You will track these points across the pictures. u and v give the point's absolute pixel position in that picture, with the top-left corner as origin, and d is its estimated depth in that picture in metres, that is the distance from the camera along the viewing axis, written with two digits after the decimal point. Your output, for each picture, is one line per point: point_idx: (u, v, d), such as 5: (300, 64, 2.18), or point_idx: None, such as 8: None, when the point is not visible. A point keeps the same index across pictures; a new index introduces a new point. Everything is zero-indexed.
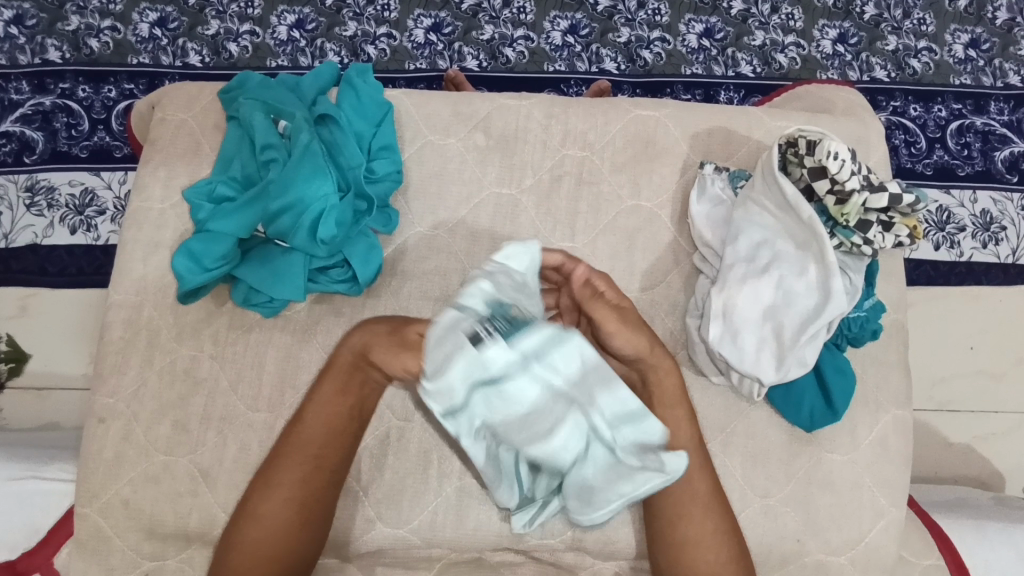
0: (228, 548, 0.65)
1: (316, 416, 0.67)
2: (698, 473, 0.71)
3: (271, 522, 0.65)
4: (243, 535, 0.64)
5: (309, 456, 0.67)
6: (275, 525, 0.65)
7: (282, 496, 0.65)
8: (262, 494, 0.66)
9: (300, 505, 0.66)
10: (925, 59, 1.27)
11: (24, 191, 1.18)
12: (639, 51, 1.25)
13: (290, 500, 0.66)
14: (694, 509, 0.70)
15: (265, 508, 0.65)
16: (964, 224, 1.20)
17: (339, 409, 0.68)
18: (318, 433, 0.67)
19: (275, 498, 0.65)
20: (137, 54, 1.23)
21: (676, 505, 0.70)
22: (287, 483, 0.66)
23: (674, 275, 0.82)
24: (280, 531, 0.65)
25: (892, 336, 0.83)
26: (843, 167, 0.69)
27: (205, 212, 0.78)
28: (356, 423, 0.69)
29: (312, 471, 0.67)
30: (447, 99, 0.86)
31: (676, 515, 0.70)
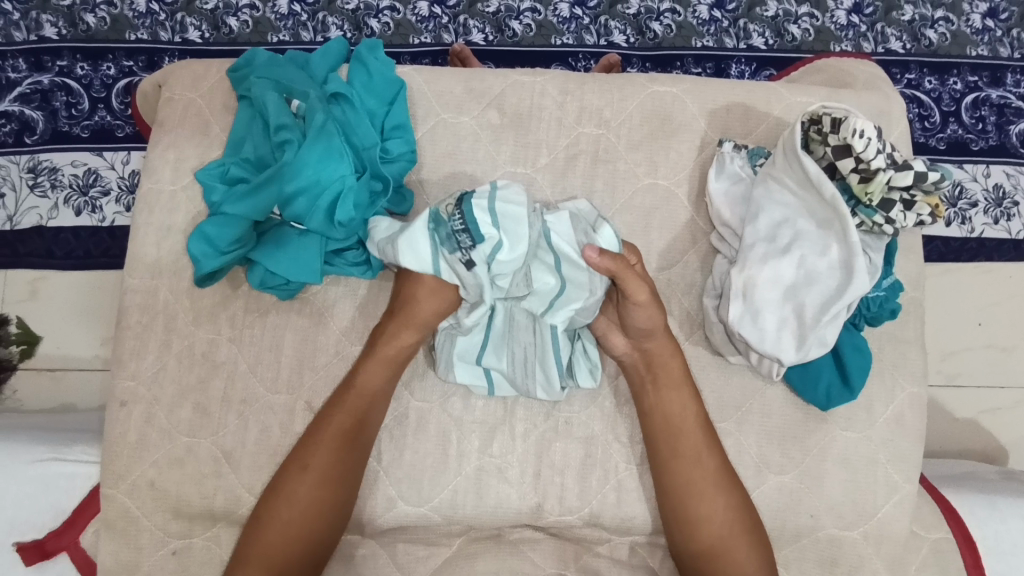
0: (260, 521, 0.69)
1: (353, 398, 0.73)
2: (703, 451, 0.73)
3: (303, 494, 0.69)
4: (275, 509, 0.69)
5: (342, 434, 0.72)
6: (304, 499, 0.69)
7: (313, 475, 0.70)
8: (291, 470, 0.71)
9: (325, 480, 0.70)
10: (941, 29, 1.24)
11: (27, 171, 1.17)
12: (649, 23, 1.22)
13: (324, 475, 0.70)
14: (703, 487, 0.72)
15: (297, 486, 0.70)
16: (977, 199, 1.20)
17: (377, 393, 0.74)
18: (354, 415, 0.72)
19: (308, 471, 0.70)
20: (134, 30, 1.20)
21: (681, 485, 0.73)
22: (319, 460, 0.71)
23: (691, 254, 0.82)
24: (309, 504, 0.69)
25: (909, 314, 0.83)
26: (869, 146, 0.68)
27: (219, 194, 0.77)
28: (381, 406, 0.74)
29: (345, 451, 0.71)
30: (459, 76, 0.84)
31: (683, 495, 0.72)
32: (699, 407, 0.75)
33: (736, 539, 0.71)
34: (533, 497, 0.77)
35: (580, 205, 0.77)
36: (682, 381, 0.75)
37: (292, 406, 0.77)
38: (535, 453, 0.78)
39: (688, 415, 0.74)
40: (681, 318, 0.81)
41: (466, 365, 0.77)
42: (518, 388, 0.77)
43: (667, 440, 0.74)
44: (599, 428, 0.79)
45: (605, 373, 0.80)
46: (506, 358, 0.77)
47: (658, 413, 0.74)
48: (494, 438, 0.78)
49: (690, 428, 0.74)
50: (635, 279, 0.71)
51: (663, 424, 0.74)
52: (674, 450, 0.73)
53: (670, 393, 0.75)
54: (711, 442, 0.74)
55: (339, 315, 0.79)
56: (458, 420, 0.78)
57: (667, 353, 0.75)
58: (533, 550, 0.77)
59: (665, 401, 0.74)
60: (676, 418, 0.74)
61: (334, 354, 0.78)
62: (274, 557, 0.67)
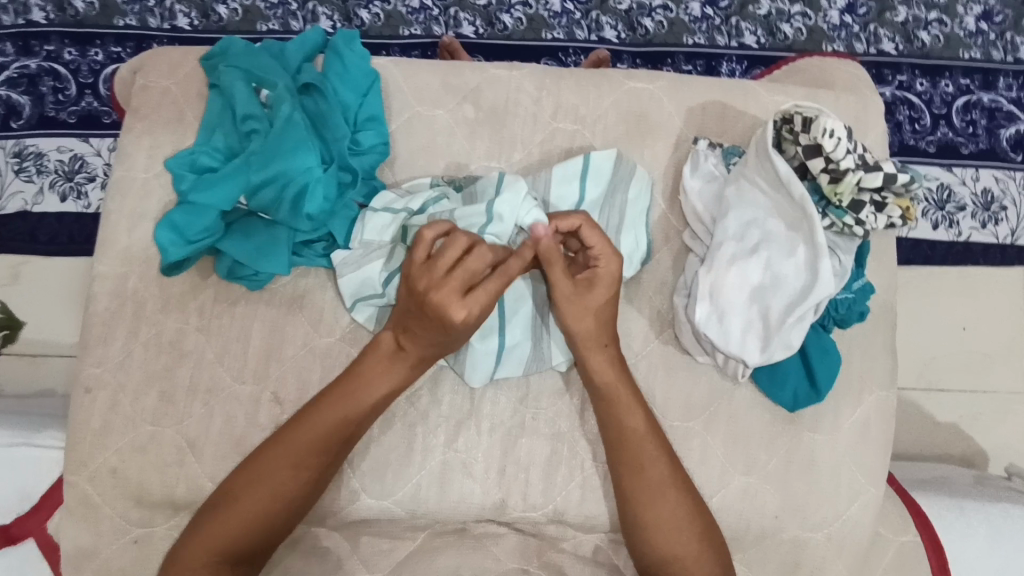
0: (191, 542, 0.65)
1: (266, 474, 0.68)
2: (648, 457, 0.72)
3: (279, 489, 0.68)
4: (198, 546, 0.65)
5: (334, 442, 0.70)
6: (276, 501, 0.68)
7: (231, 517, 0.66)
8: (277, 464, 0.68)
9: (304, 487, 0.69)
10: (934, 31, 1.23)
11: (12, 156, 1.16)
12: (641, 19, 1.21)
13: (308, 481, 0.69)
14: (656, 491, 0.71)
15: (213, 527, 0.66)
16: (964, 203, 1.19)
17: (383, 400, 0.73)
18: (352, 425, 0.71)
19: (277, 487, 0.68)
20: (123, 15, 1.20)
21: (633, 489, 0.71)
22: (281, 475, 0.68)
23: (663, 252, 0.82)
24: (268, 513, 0.68)
25: (881, 318, 0.83)
26: (838, 146, 0.67)
27: (188, 182, 0.75)
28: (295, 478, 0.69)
29: (319, 470, 0.70)
30: (436, 69, 0.84)
31: (635, 498, 0.71)
32: (639, 415, 0.73)
33: (690, 543, 0.69)
34: (498, 493, 0.77)
35: (607, 159, 0.78)
36: (633, 398, 0.73)
37: (258, 397, 0.77)
38: (501, 449, 0.78)
39: (629, 424, 0.73)
40: (652, 317, 0.81)
41: (480, 341, 0.76)
42: (542, 355, 0.78)
43: (619, 446, 0.73)
44: (565, 425, 0.79)
45: (573, 370, 0.80)
46: (527, 313, 0.78)
47: (607, 420, 0.73)
48: (459, 433, 0.78)
49: (629, 436, 0.72)
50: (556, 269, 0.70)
51: (613, 431, 0.73)
52: (627, 456, 0.72)
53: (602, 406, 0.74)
54: (661, 446, 0.73)
55: (308, 305, 0.79)
56: (425, 414, 0.78)
57: (608, 372, 0.73)
58: (495, 545, 0.76)
59: (613, 409, 0.73)
60: (621, 426, 0.73)
61: (300, 345, 0.78)
62: (214, 550, 0.65)
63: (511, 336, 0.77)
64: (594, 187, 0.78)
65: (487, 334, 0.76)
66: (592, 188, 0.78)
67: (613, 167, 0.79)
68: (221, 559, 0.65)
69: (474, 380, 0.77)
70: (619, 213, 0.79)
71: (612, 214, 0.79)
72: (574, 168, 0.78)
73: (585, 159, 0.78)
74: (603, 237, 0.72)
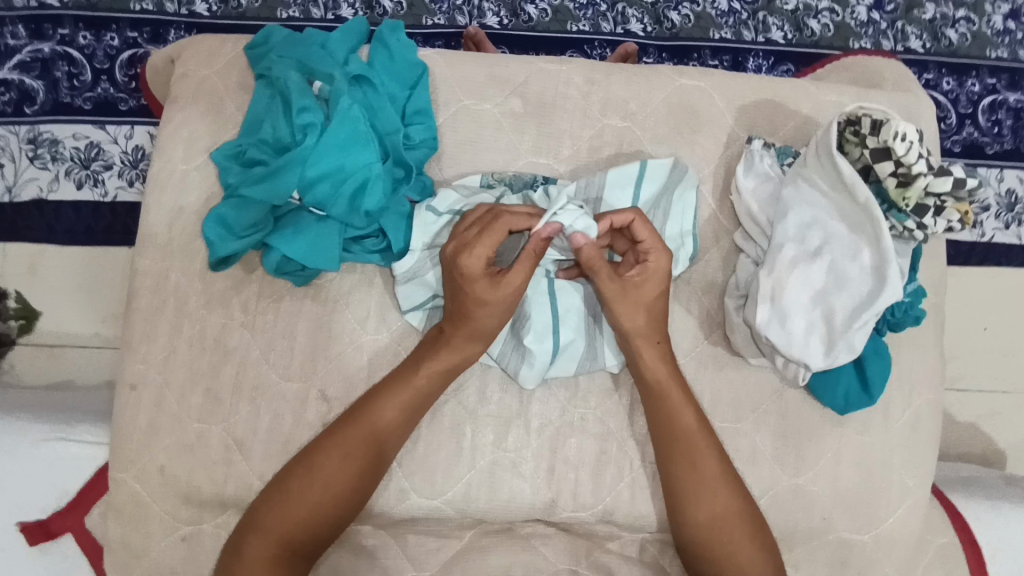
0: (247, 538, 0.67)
1: (313, 472, 0.68)
2: (701, 454, 0.72)
3: (332, 481, 0.68)
4: (254, 542, 0.66)
5: (381, 432, 0.70)
6: (327, 492, 0.68)
7: (284, 514, 0.67)
8: (330, 457, 0.69)
9: (352, 480, 0.69)
10: (962, 29, 1.22)
11: (26, 143, 1.14)
12: (667, 12, 1.19)
13: (358, 472, 0.69)
14: (708, 489, 0.71)
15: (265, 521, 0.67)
16: (988, 204, 1.19)
17: (431, 391, 0.72)
18: (397, 419, 0.71)
19: (328, 478, 0.68)
20: (138, 0, 1.17)
21: (685, 487, 0.71)
22: (333, 468, 0.68)
23: (713, 252, 0.81)
24: (319, 505, 0.67)
25: (931, 320, 0.82)
26: (911, 149, 0.66)
27: (235, 175, 0.75)
28: (337, 473, 0.68)
29: (370, 463, 0.70)
30: (481, 61, 0.82)
31: (687, 496, 0.71)
32: (689, 411, 0.73)
33: (741, 540, 0.70)
34: (547, 492, 0.77)
35: (663, 163, 0.78)
36: (683, 393, 0.73)
37: (305, 395, 0.76)
38: (549, 448, 0.77)
39: (682, 420, 0.73)
40: (702, 318, 0.80)
41: (535, 342, 0.75)
42: (592, 355, 0.77)
43: (671, 445, 0.72)
44: (614, 425, 0.78)
45: (623, 371, 0.79)
46: (578, 311, 0.78)
47: (658, 417, 0.73)
48: (509, 432, 0.77)
49: (681, 433, 0.72)
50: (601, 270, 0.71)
51: (666, 430, 0.73)
52: (680, 454, 0.72)
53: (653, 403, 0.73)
54: (713, 443, 0.73)
55: (354, 302, 0.78)
56: (473, 413, 0.77)
57: (660, 371, 0.73)
58: (545, 546, 0.77)
59: (665, 407, 0.73)
60: (674, 424, 0.72)
61: (349, 343, 0.77)
62: (272, 545, 0.66)
63: (565, 335, 0.76)
64: (647, 194, 0.78)
65: (542, 336, 0.75)
66: (646, 190, 0.78)
67: (668, 172, 0.78)
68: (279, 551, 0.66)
69: (528, 381, 0.75)
70: (664, 217, 0.78)
71: (656, 218, 0.79)
72: (629, 174, 0.77)
73: (641, 165, 0.77)
74: (652, 230, 0.71)
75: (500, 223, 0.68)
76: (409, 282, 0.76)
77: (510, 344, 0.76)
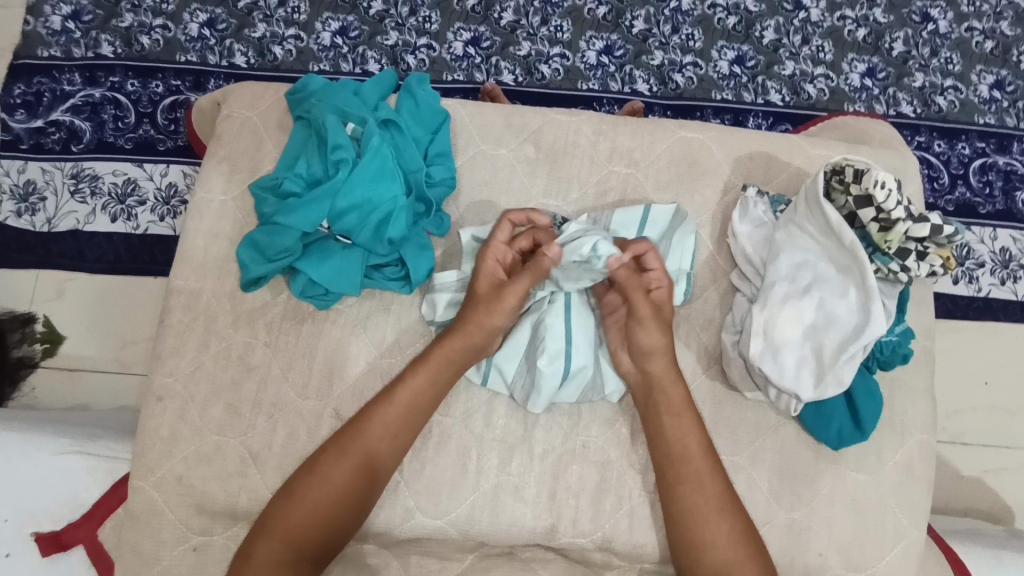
0: (258, 538, 0.69)
1: (325, 474, 0.71)
2: (706, 478, 0.74)
3: (332, 484, 0.71)
4: (265, 545, 0.68)
5: (378, 431, 0.74)
6: (329, 496, 0.70)
7: (297, 516, 0.69)
8: (331, 461, 0.72)
9: (352, 484, 0.72)
10: (950, 97, 1.31)
11: (70, 177, 1.23)
12: (672, 74, 1.29)
13: (355, 473, 0.72)
14: (711, 511, 0.73)
15: (276, 523, 0.69)
16: (983, 260, 1.24)
17: (423, 391, 0.76)
18: (394, 420, 0.74)
19: (327, 482, 0.71)
20: (185, 52, 1.28)
21: (689, 508, 0.73)
22: (337, 471, 0.71)
23: (711, 291, 0.86)
24: (320, 510, 0.70)
25: (921, 363, 0.86)
26: (889, 197, 0.72)
27: (271, 206, 0.81)
28: (337, 469, 0.72)
29: (366, 464, 0.73)
30: (500, 111, 0.90)
31: (691, 517, 0.73)
32: (697, 436, 0.76)
33: (744, 564, 0.71)
34: (548, 518, 0.79)
35: (664, 209, 0.84)
36: (693, 418, 0.76)
37: (320, 412, 0.80)
38: (552, 474, 0.80)
39: (690, 444, 0.75)
40: (700, 353, 0.84)
41: (547, 364, 0.78)
42: (596, 384, 0.81)
43: (675, 466, 0.75)
44: (615, 453, 0.81)
45: (624, 400, 0.83)
46: (589, 337, 0.81)
47: (664, 439, 0.76)
48: (513, 457, 0.80)
49: (687, 456, 0.75)
50: (642, 301, 0.78)
51: (671, 450, 0.75)
52: (684, 476, 0.74)
53: (665, 423, 0.76)
54: (716, 468, 0.75)
55: (371, 325, 0.83)
56: (479, 436, 0.81)
57: (676, 393, 0.77)
58: (543, 569, 0.78)
59: (670, 429, 0.76)
60: (682, 447, 0.75)
61: (363, 364, 0.81)
62: (280, 545, 0.68)
63: (576, 360, 0.79)
64: (650, 236, 0.84)
65: (554, 359, 0.79)
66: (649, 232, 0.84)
67: (671, 217, 0.85)
68: (287, 552, 0.68)
69: (536, 403, 0.79)
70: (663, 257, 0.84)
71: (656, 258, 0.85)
72: (634, 216, 0.84)
73: (645, 210, 0.84)
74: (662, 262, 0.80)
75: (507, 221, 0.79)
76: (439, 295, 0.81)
77: (524, 366, 0.80)
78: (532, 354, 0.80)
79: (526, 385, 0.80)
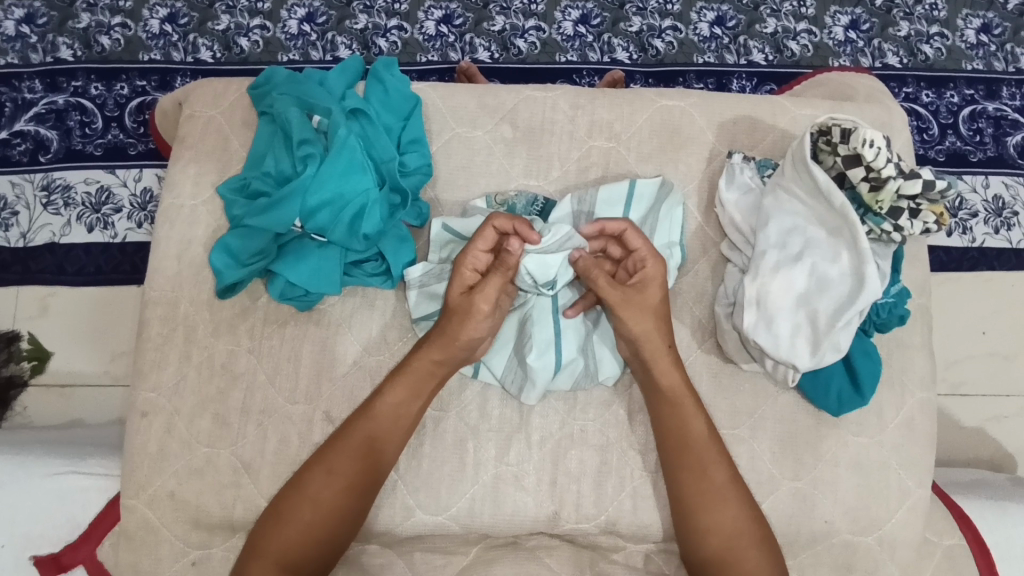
0: (254, 555, 0.68)
1: (315, 489, 0.70)
2: (710, 465, 0.73)
3: (321, 500, 0.70)
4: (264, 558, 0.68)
5: (362, 444, 0.72)
6: (319, 510, 0.69)
7: (288, 532, 0.69)
8: (317, 474, 0.71)
9: (342, 496, 0.70)
10: (936, 44, 1.27)
11: (40, 190, 1.19)
12: (651, 40, 1.25)
13: (344, 486, 0.70)
14: (714, 499, 0.72)
15: (271, 538, 0.69)
16: (976, 210, 1.21)
17: (404, 401, 0.74)
18: (379, 432, 0.72)
19: (318, 496, 0.70)
20: (147, 51, 1.23)
21: (692, 497, 0.72)
22: (321, 485, 0.70)
23: (702, 263, 0.84)
24: (311, 526, 0.69)
25: (918, 321, 0.84)
26: (879, 155, 0.70)
27: (240, 208, 0.79)
28: (319, 484, 0.70)
29: (359, 477, 0.71)
30: (473, 92, 0.87)
31: (694, 506, 0.72)
32: (700, 423, 0.74)
33: (747, 549, 0.71)
34: (550, 505, 0.78)
35: (649, 183, 0.82)
36: (695, 405, 0.75)
37: (311, 416, 0.78)
38: (551, 461, 0.79)
39: (693, 433, 0.74)
40: (693, 327, 0.82)
41: (537, 358, 0.76)
42: (590, 370, 0.79)
43: (677, 456, 0.74)
44: (613, 436, 0.80)
45: (619, 382, 0.81)
46: (578, 327, 0.80)
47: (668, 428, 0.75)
48: (510, 446, 0.79)
49: (691, 443, 0.74)
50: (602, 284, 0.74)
51: (673, 440, 0.74)
52: (689, 465, 0.73)
53: (663, 412, 0.75)
54: (719, 455, 0.74)
55: (356, 324, 0.80)
56: (474, 428, 0.79)
57: (673, 378, 0.75)
58: (549, 557, 0.78)
59: (671, 419, 0.74)
60: (683, 434, 0.74)
61: (351, 364, 0.79)
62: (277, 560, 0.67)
63: (567, 350, 0.78)
64: (635, 213, 0.82)
65: (544, 351, 0.77)
66: (636, 209, 0.82)
67: (656, 191, 0.82)
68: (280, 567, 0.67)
69: (531, 397, 0.78)
70: (650, 232, 0.81)
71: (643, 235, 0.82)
72: (619, 193, 0.81)
73: (630, 186, 0.81)
74: (646, 242, 0.75)
75: (489, 225, 0.74)
76: (419, 292, 0.79)
77: (515, 360, 0.79)
78: (520, 348, 0.78)
79: (519, 380, 0.78)
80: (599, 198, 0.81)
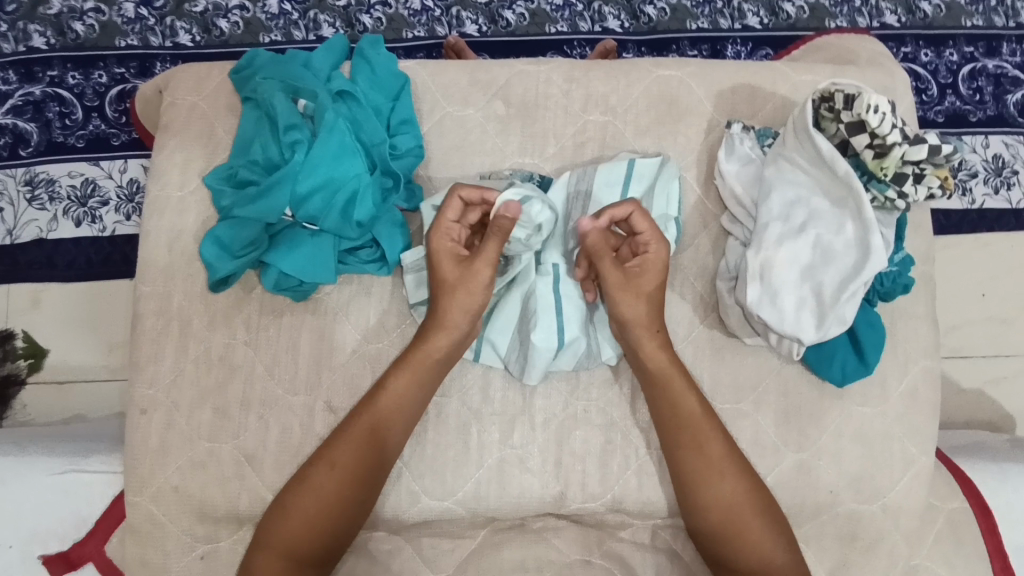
0: (262, 549, 0.68)
1: (316, 481, 0.69)
2: (714, 437, 0.73)
3: (322, 493, 0.69)
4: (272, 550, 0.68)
5: (361, 438, 0.71)
6: (321, 504, 0.69)
7: (296, 523, 0.68)
8: (316, 468, 0.70)
9: (341, 488, 0.69)
10: (935, 1, 1.24)
11: (23, 184, 1.16)
12: (643, 7, 1.21)
13: (343, 479, 0.70)
14: (717, 470, 0.72)
15: (279, 529, 0.68)
16: (976, 171, 1.20)
17: (404, 392, 0.72)
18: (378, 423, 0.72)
19: (316, 491, 0.69)
20: (124, 36, 1.19)
21: (700, 469, 0.72)
22: (320, 478, 0.70)
23: (702, 237, 0.82)
24: (312, 518, 0.68)
25: (921, 288, 0.83)
26: (883, 121, 0.69)
27: (229, 198, 0.77)
28: (319, 479, 0.70)
29: (358, 470, 0.70)
30: (463, 68, 0.84)
31: (699, 479, 0.72)
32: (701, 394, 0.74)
33: (752, 519, 0.71)
34: (556, 485, 0.78)
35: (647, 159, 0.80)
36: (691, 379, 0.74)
37: (312, 407, 0.77)
38: (555, 442, 0.78)
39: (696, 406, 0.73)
40: (695, 303, 0.81)
41: (541, 339, 0.76)
42: (592, 352, 0.79)
43: (680, 428, 0.73)
44: (617, 414, 0.79)
45: (621, 361, 0.81)
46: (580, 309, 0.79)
47: (666, 406, 0.74)
48: (514, 429, 0.78)
49: (693, 416, 0.73)
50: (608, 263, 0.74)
51: (677, 413, 0.74)
52: (692, 438, 0.73)
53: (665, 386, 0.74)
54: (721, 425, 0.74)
55: (353, 312, 0.79)
56: (477, 412, 0.79)
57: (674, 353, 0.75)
58: (556, 538, 0.78)
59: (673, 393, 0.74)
60: (682, 406, 0.73)
61: (350, 353, 0.78)
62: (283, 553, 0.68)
63: (570, 332, 0.77)
64: (635, 191, 0.80)
65: (548, 334, 0.76)
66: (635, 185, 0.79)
67: (654, 168, 0.80)
68: (288, 561, 0.67)
69: (533, 377, 0.77)
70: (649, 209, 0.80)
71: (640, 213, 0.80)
72: (618, 171, 0.79)
73: (628, 163, 0.79)
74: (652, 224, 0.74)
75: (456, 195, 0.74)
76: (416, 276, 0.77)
77: (517, 342, 0.78)
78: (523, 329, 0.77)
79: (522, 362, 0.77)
80: (597, 176, 0.79)
